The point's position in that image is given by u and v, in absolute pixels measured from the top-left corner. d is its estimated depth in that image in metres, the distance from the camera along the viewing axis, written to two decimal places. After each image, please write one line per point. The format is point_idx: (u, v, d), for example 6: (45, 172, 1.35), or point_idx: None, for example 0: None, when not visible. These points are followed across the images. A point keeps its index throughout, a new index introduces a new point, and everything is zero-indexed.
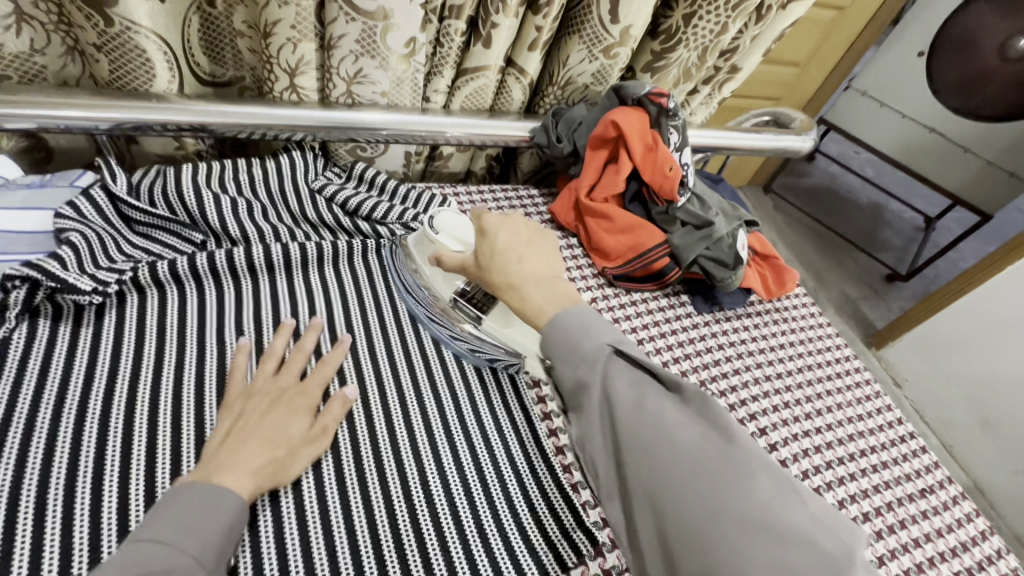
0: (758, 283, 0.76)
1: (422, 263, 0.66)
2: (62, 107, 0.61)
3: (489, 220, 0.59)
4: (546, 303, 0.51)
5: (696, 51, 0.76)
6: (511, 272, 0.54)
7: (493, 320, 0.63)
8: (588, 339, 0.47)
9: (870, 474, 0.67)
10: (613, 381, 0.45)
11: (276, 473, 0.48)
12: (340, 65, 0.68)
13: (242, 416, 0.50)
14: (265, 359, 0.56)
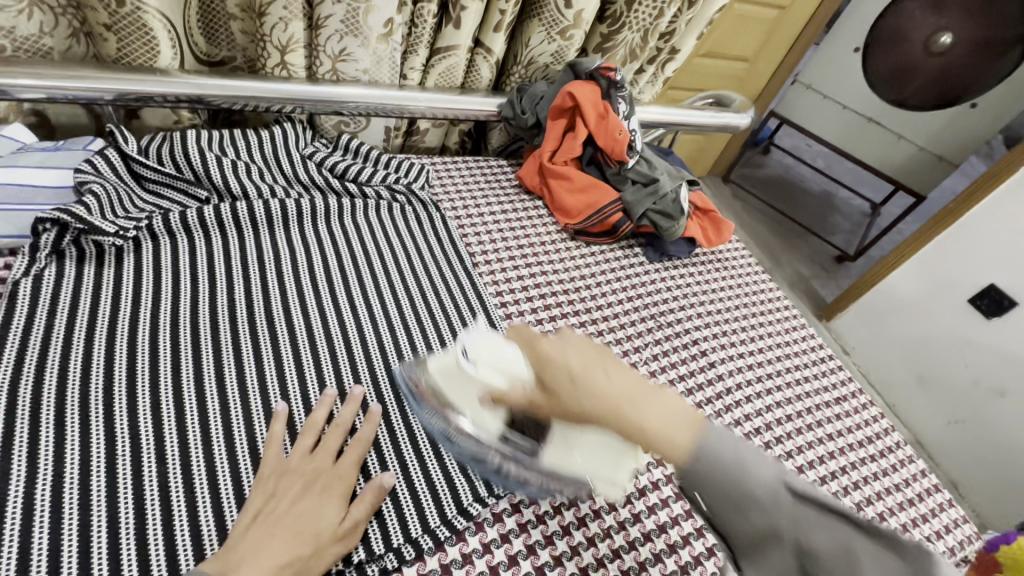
0: (699, 233, 0.87)
1: (456, 395, 0.52)
2: (71, 78, 0.67)
3: (545, 343, 0.45)
4: (654, 420, 0.40)
5: (639, 33, 0.88)
6: (568, 361, 0.43)
7: (553, 449, 0.48)
8: (751, 473, 0.37)
9: (795, 387, 0.79)
10: (808, 543, 0.35)
11: (296, 574, 0.45)
12: (326, 43, 0.76)
13: (271, 500, 0.49)
14: (302, 432, 0.54)
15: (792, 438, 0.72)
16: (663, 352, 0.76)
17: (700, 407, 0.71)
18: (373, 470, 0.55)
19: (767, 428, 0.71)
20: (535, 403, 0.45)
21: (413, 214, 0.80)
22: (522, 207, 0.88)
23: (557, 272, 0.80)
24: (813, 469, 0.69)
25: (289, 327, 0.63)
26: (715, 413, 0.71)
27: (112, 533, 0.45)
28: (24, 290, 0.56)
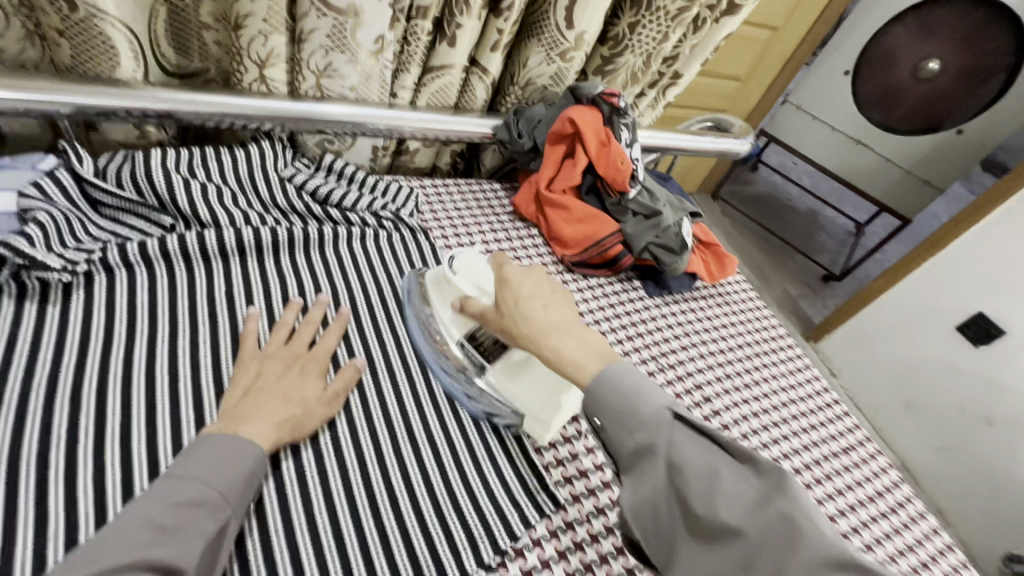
0: (702, 268, 0.83)
1: (440, 307, 0.64)
2: (21, 87, 0.60)
3: (512, 271, 0.57)
4: (592, 365, 0.47)
5: (642, 57, 0.84)
6: (522, 287, 0.55)
7: (497, 372, 0.62)
8: (642, 398, 0.44)
9: (801, 435, 0.75)
10: (682, 451, 0.40)
11: (294, 427, 0.51)
12: (310, 58, 0.71)
13: (260, 376, 0.53)
14: (276, 328, 0.58)
15: None
16: None
17: None
18: (350, 542, 0.48)
19: None
20: (488, 316, 0.56)
21: (400, 242, 0.74)
22: (517, 236, 0.83)
23: None
24: None
25: None
26: None
27: None
28: None
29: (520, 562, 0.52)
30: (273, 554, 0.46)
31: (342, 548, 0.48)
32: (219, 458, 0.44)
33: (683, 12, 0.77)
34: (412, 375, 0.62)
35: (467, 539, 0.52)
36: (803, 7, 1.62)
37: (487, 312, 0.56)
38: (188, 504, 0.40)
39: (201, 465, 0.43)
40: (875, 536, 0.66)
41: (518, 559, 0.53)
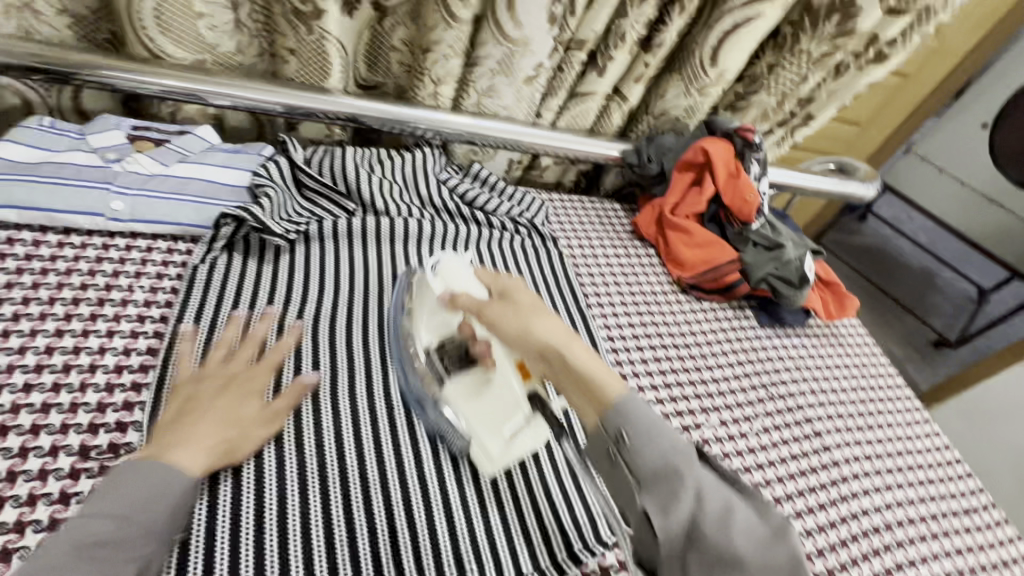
0: (820, 305, 0.83)
1: (417, 304, 0.64)
2: (256, 91, 0.77)
3: (507, 281, 0.56)
4: (608, 385, 0.44)
5: (776, 96, 0.86)
6: (526, 296, 0.54)
7: (458, 388, 0.59)
8: (659, 430, 0.42)
9: (917, 486, 0.72)
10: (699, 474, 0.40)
11: (226, 454, 0.50)
12: (478, 80, 0.82)
13: (193, 400, 0.51)
14: (215, 346, 0.56)
15: (915, 545, 0.66)
16: (775, 425, 0.72)
17: (813, 491, 0.67)
18: (489, 496, 0.56)
19: (888, 528, 0.66)
20: (480, 313, 0.54)
21: (531, 247, 0.81)
22: (634, 254, 0.88)
23: (669, 325, 0.79)
24: None
25: None
26: (830, 501, 0.67)
27: (257, 514, 0.49)
28: (201, 274, 0.62)
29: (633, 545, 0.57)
30: (428, 494, 0.54)
31: (481, 500, 0.55)
32: (133, 488, 0.43)
33: (828, 55, 0.79)
34: None
35: (588, 517, 0.55)
36: (941, 55, 1.55)
37: (474, 311, 0.55)
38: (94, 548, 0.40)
39: (115, 501, 0.43)
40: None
41: None
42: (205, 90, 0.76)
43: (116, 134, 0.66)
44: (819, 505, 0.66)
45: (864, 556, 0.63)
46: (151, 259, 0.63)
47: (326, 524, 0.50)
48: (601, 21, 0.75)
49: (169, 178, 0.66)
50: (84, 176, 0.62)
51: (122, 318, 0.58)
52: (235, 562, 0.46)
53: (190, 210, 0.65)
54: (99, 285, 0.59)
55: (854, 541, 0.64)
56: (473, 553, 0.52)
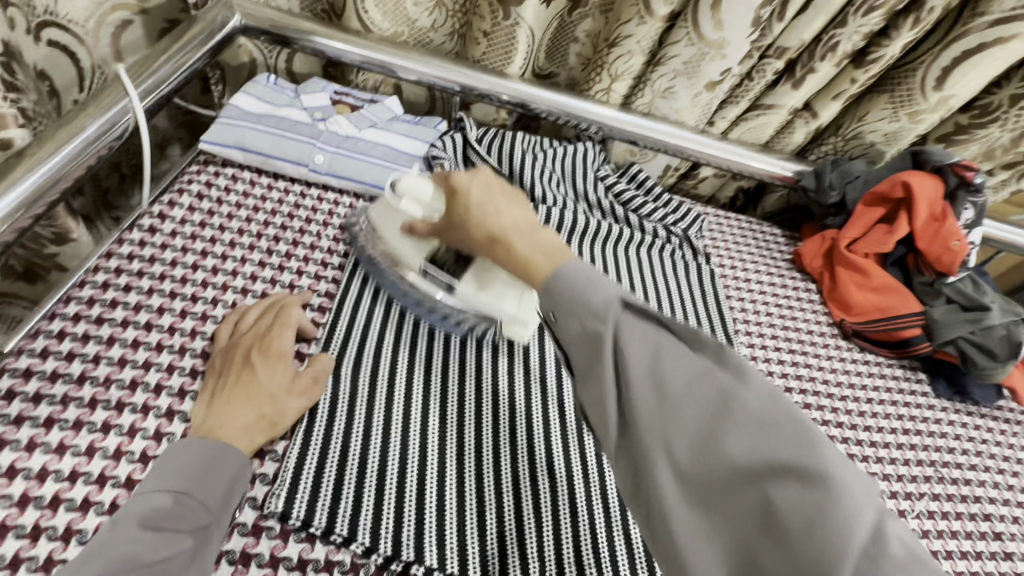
0: (1022, 386, 0.70)
1: (386, 232, 0.59)
2: (441, 70, 0.81)
3: (456, 176, 0.49)
4: (546, 263, 0.41)
5: (1012, 133, 0.72)
6: (469, 188, 0.47)
7: (466, 283, 0.55)
8: (593, 289, 0.38)
9: None
10: (669, 364, 0.35)
11: (271, 424, 0.47)
12: (657, 79, 0.79)
13: (222, 373, 0.48)
14: (240, 318, 0.53)
15: None
16: (942, 512, 0.62)
17: None
18: (627, 507, 0.52)
19: None
20: (445, 233, 0.51)
21: (680, 258, 0.78)
22: (792, 286, 0.80)
23: (823, 371, 0.72)
24: None
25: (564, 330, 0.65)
26: None
27: (402, 466, 0.49)
28: None
29: None
30: (556, 489, 0.51)
31: (621, 512, 0.51)
32: (197, 465, 0.42)
33: None
34: None
35: None
36: None
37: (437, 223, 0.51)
38: (155, 530, 0.39)
39: (171, 476, 0.41)
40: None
41: None
42: (397, 64, 0.81)
43: (321, 97, 0.74)
44: None
45: None
46: (336, 212, 0.68)
47: (458, 494, 0.49)
48: (812, 28, 0.68)
49: (361, 140, 0.72)
50: (296, 129, 0.69)
51: (309, 261, 0.63)
52: (378, 504, 0.46)
53: (374, 171, 0.70)
54: (295, 228, 0.65)
55: None
56: (595, 563, 0.48)
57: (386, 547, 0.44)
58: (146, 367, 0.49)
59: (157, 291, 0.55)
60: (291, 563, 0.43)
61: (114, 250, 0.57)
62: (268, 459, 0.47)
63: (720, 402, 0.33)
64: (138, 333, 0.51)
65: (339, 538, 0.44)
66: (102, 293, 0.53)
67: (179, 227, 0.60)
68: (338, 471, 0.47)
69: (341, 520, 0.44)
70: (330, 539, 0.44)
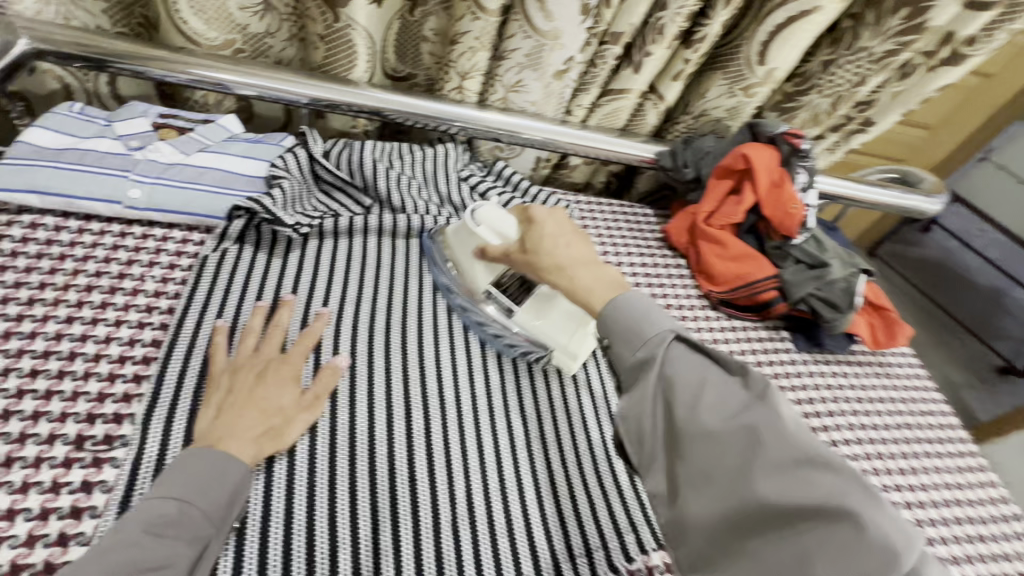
0: (866, 331, 0.76)
1: (462, 254, 0.66)
2: (280, 81, 0.76)
3: (536, 211, 0.58)
4: (598, 289, 0.51)
5: (830, 98, 0.77)
6: (545, 231, 0.56)
7: (525, 310, 0.63)
8: (649, 320, 0.46)
9: (965, 544, 0.66)
10: (672, 366, 0.44)
11: (275, 436, 0.50)
12: (505, 73, 0.78)
13: (230, 390, 0.51)
14: (243, 339, 0.56)
15: None
16: None
17: None
18: (497, 513, 0.52)
19: None
20: (513, 258, 0.59)
21: None
22: (663, 263, 0.83)
23: None
24: None
25: (431, 333, 0.64)
26: None
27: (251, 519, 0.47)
28: (211, 264, 0.61)
29: None
30: (418, 512, 0.50)
31: (491, 523, 0.51)
32: (209, 473, 0.45)
33: (891, 55, 0.70)
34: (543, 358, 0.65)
35: (583, 548, 0.52)
36: None
37: (512, 253, 0.58)
38: (167, 527, 0.42)
39: (181, 483, 0.44)
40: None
41: None
42: (230, 79, 0.75)
43: (139, 122, 0.67)
44: None
45: None
46: (165, 249, 0.62)
47: (309, 537, 0.47)
48: (638, 13, 0.70)
49: (187, 167, 0.65)
50: (106, 163, 0.62)
51: (131, 308, 0.56)
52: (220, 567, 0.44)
53: (205, 199, 0.64)
54: (113, 273, 0.58)
55: None
56: None
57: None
58: None
59: None
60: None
61: None
62: (74, 543, 0.42)
63: (742, 428, 0.39)
64: None
65: None
66: None
67: None
68: None
69: None
70: None
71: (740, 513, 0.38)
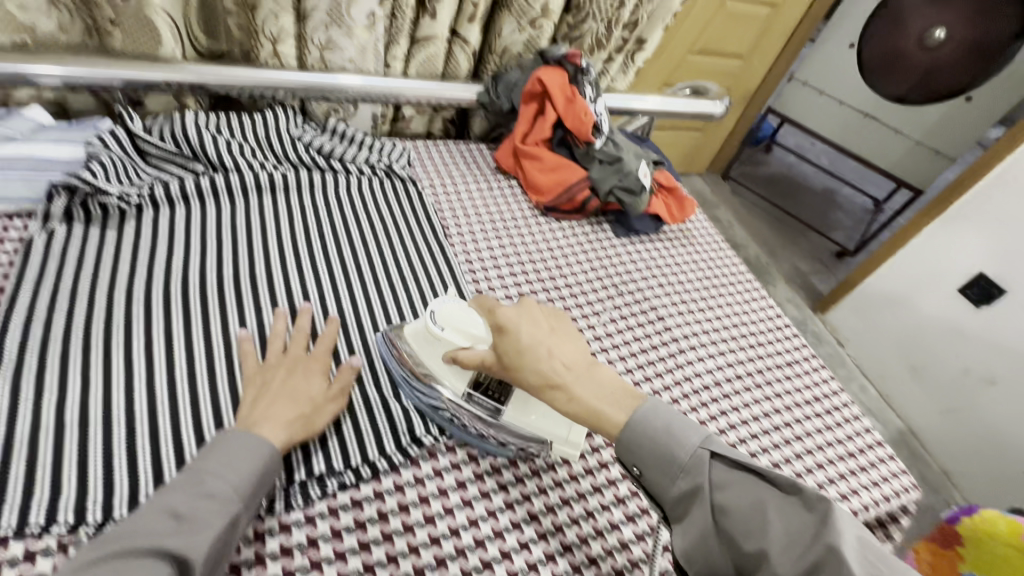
0: (663, 210, 0.93)
1: (426, 359, 0.62)
2: (87, 67, 0.76)
3: (503, 314, 0.57)
4: (602, 407, 0.52)
5: (603, 23, 0.92)
6: (519, 338, 0.55)
7: (513, 412, 0.59)
8: (673, 436, 0.48)
9: (750, 349, 0.83)
10: (728, 515, 0.44)
11: (306, 425, 0.54)
12: (314, 34, 0.84)
13: (266, 385, 0.55)
14: (271, 341, 0.60)
15: (743, 379, 0.78)
16: (622, 317, 0.82)
17: (646, 353, 0.77)
18: (353, 394, 0.61)
19: (719, 369, 0.78)
20: (490, 364, 0.56)
21: (391, 189, 0.87)
22: (496, 186, 0.94)
23: (525, 243, 0.87)
24: (759, 405, 0.75)
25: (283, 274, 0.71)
26: (667, 353, 0.79)
27: (107, 436, 0.51)
28: (38, 243, 0.63)
29: None
30: None
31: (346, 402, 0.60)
32: (236, 452, 0.47)
33: None
34: (378, 274, 0.75)
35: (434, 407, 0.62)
36: None
37: (490, 365, 0.56)
38: (202, 497, 0.43)
39: (220, 463, 0.46)
40: (827, 440, 0.73)
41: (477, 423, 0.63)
42: (29, 71, 0.74)
43: None
44: (659, 359, 0.77)
45: (688, 378, 0.75)
46: None
47: (177, 437, 0.53)
48: None
49: None
50: None
51: None
52: (81, 480, 0.48)
53: (20, 184, 0.65)
54: None
55: (679, 369, 0.76)
56: (322, 453, 0.55)
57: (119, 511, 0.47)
58: None
59: None
60: (275, 530, 0.50)
61: None
62: None
63: (813, 548, 0.39)
64: None
65: (35, 528, 0.45)
66: None
67: None
68: (27, 468, 0.47)
69: (34, 513, 0.45)
70: (24, 534, 0.44)
71: None
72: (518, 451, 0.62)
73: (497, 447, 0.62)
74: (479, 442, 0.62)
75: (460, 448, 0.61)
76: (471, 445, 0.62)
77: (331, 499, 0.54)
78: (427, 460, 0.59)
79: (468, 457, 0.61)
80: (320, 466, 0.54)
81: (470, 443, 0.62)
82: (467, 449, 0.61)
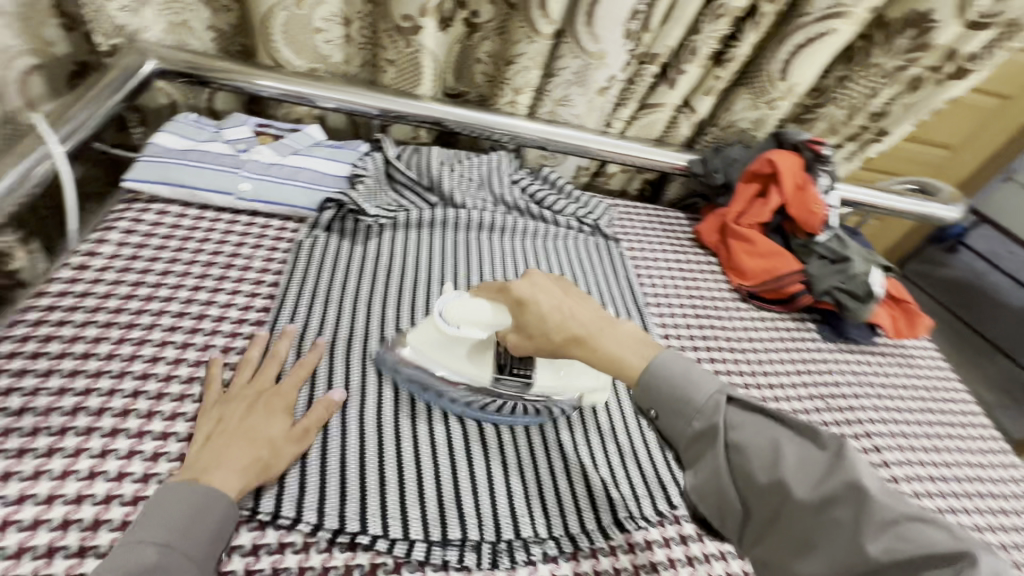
0: (888, 323, 0.83)
1: (445, 356, 0.60)
2: (358, 97, 0.86)
3: (518, 290, 0.54)
4: (630, 359, 0.50)
5: (845, 110, 0.86)
6: (541, 303, 0.53)
7: (544, 371, 0.59)
8: (696, 384, 0.47)
9: (991, 514, 0.70)
10: (740, 451, 0.44)
11: (262, 470, 0.50)
12: (553, 89, 0.88)
13: (222, 420, 0.52)
14: (242, 366, 0.58)
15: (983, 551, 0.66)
16: (831, 434, 0.72)
17: None
18: (554, 458, 0.59)
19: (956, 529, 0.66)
20: (511, 338, 0.56)
21: (593, 245, 0.87)
22: (696, 261, 0.90)
23: (726, 330, 0.81)
24: None
25: None
26: None
27: (343, 444, 0.55)
28: (307, 247, 0.72)
29: (677, 527, 0.57)
30: (488, 452, 0.58)
31: (551, 471, 0.58)
32: (189, 510, 0.45)
33: (903, 69, 0.78)
34: None
35: (632, 493, 0.58)
36: None
37: (514, 339, 0.55)
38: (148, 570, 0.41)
39: (159, 525, 0.44)
40: None
41: (675, 524, 0.57)
42: (313, 94, 0.86)
43: (244, 129, 0.78)
44: None
45: None
46: (266, 235, 0.74)
47: (400, 469, 0.54)
48: (674, 36, 0.80)
49: (284, 166, 0.76)
50: (219, 162, 0.74)
51: (243, 281, 0.68)
52: (322, 484, 0.52)
53: (299, 193, 0.75)
54: (227, 252, 0.70)
55: None
56: (529, 516, 0.54)
57: (351, 524, 0.50)
58: (86, 394, 0.54)
59: (92, 322, 0.59)
60: None
61: (33, 303, 0.60)
62: None
63: (835, 489, 0.39)
64: (75, 363, 0.56)
65: (287, 520, 0.49)
66: (59, 330, 0.58)
67: (110, 262, 0.65)
68: None
69: (287, 503, 0.50)
70: (278, 523, 0.49)
71: (816, 526, 0.39)
72: (720, 568, 0.55)
73: (698, 556, 0.55)
74: (680, 547, 0.56)
75: (659, 546, 0.55)
76: (670, 547, 0.56)
77: (533, 568, 0.52)
78: (626, 553, 0.54)
79: (667, 558, 0.55)
80: (528, 531, 0.53)
81: (669, 544, 0.56)
82: (667, 551, 0.55)
